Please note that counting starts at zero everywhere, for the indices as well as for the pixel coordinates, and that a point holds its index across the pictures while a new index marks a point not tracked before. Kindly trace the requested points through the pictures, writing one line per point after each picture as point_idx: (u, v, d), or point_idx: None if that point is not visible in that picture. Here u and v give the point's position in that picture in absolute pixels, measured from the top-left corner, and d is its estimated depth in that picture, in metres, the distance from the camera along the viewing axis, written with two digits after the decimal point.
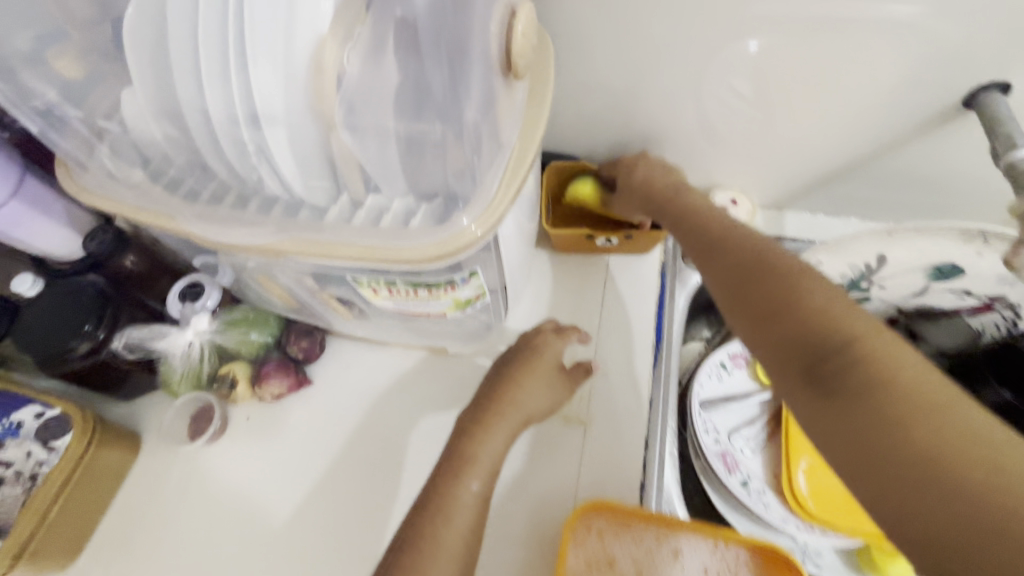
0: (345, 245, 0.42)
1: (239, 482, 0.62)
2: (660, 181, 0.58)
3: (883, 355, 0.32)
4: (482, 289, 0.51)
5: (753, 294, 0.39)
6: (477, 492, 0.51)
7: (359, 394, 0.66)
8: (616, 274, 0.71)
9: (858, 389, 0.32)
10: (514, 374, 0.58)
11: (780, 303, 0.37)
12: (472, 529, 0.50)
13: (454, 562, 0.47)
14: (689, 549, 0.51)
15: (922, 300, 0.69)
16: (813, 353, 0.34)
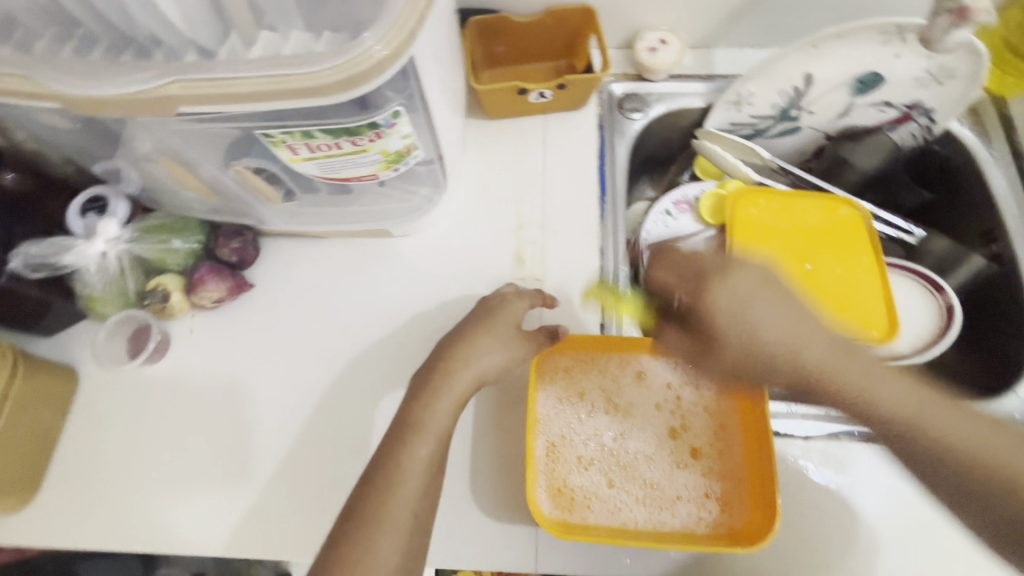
0: (236, 80, 0.38)
1: (195, 395, 0.60)
2: (826, 378, 0.46)
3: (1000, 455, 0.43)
4: (412, 141, 0.47)
5: (900, 437, 0.45)
6: (423, 458, 0.47)
7: (306, 289, 0.64)
8: (552, 133, 0.69)
9: (996, 481, 0.42)
10: (463, 337, 0.53)
11: (921, 438, 0.44)
12: (428, 480, 0.47)
13: (406, 518, 0.45)
14: (650, 366, 0.56)
15: (848, 121, 0.71)
16: (966, 478, 0.43)
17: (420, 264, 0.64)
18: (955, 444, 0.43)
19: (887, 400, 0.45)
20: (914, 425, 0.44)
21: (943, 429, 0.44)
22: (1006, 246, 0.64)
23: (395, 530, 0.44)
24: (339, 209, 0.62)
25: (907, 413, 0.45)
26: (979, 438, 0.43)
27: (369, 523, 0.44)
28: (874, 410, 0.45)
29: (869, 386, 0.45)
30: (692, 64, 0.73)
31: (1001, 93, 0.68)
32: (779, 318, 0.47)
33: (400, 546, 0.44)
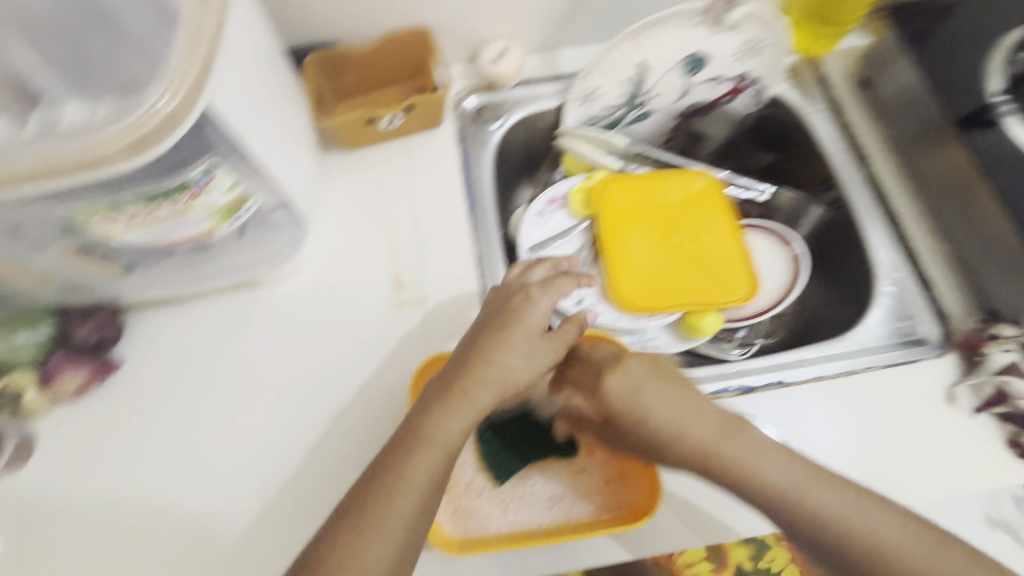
0: (11, 163, 0.37)
1: (72, 490, 0.56)
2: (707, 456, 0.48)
3: (857, 529, 0.43)
4: (240, 191, 0.46)
5: (761, 506, 0.46)
6: (433, 473, 0.46)
7: (183, 355, 0.61)
8: (414, 154, 0.70)
9: (855, 552, 0.42)
10: (488, 350, 0.51)
11: (783, 510, 0.44)
12: (431, 493, 0.45)
13: (399, 531, 0.44)
14: None
15: (689, 100, 0.76)
16: (826, 545, 0.43)
17: (297, 307, 0.63)
18: (815, 520, 0.43)
19: (751, 474, 0.46)
20: (772, 502, 0.45)
21: (804, 501, 0.44)
22: (840, 190, 0.70)
23: (386, 540, 0.43)
24: (202, 267, 0.60)
25: (770, 483, 0.45)
26: (838, 509, 0.43)
27: (360, 530, 0.43)
28: (737, 476, 0.47)
29: (728, 462, 0.47)
30: (537, 67, 0.76)
31: (815, 54, 0.75)
32: (670, 400, 0.51)
33: (387, 557, 0.43)
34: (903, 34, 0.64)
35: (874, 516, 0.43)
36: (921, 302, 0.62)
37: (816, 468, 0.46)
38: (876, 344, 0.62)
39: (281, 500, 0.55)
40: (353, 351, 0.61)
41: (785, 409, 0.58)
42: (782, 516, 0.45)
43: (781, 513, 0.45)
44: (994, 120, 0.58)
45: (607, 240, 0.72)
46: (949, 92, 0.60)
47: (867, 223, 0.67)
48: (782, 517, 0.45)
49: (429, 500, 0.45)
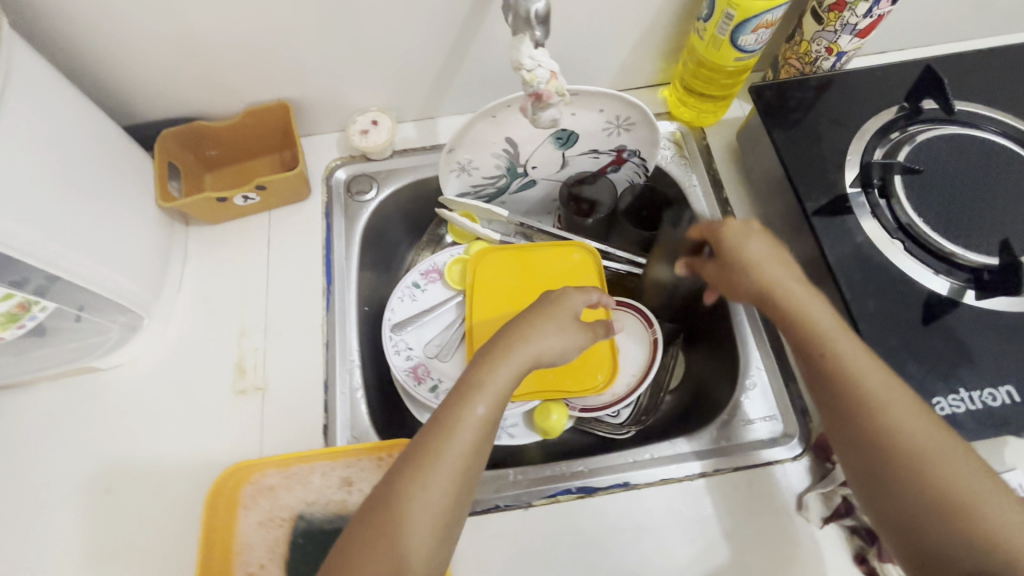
0: None
1: None
2: (782, 293, 0.48)
3: (945, 476, 0.40)
4: (19, 299, 0.50)
5: (855, 423, 0.43)
6: (482, 417, 0.43)
7: (8, 444, 0.59)
8: (277, 228, 0.68)
9: (876, 415, 0.42)
10: (535, 321, 0.51)
11: (878, 431, 0.42)
12: (480, 444, 0.43)
13: (456, 470, 0.42)
14: (357, 473, 0.54)
15: (570, 170, 0.74)
16: (906, 481, 0.41)
17: (134, 392, 0.61)
18: (913, 458, 0.41)
19: (865, 381, 0.43)
20: (870, 419, 0.42)
21: (906, 432, 0.41)
22: None
23: (444, 475, 0.41)
24: (36, 352, 0.59)
25: (880, 403, 0.42)
26: (934, 455, 0.41)
27: (419, 465, 0.41)
28: (844, 387, 0.43)
29: (839, 356, 0.44)
30: (416, 136, 0.75)
31: (698, 125, 0.74)
32: (768, 251, 0.50)
33: (449, 492, 0.41)
34: (766, 115, 0.62)
35: (963, 471, 0.40)
36: (783, 400, 0.60)
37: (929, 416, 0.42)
38: (731, 443, 0.59)
39: None
40: (187, 442, 0.58)
41: (626, 515, 0.55)
42: (868, 432, 0.42)
43: (870, 436, 0.42)
44: (847, 209, 0.56)
45: (476, 317, 0.69)
46: (807, 183, 0.58)
47: (735, 308, 0.65)
48: (871, 436, 0.42)
49: (486, 438, 0.44)
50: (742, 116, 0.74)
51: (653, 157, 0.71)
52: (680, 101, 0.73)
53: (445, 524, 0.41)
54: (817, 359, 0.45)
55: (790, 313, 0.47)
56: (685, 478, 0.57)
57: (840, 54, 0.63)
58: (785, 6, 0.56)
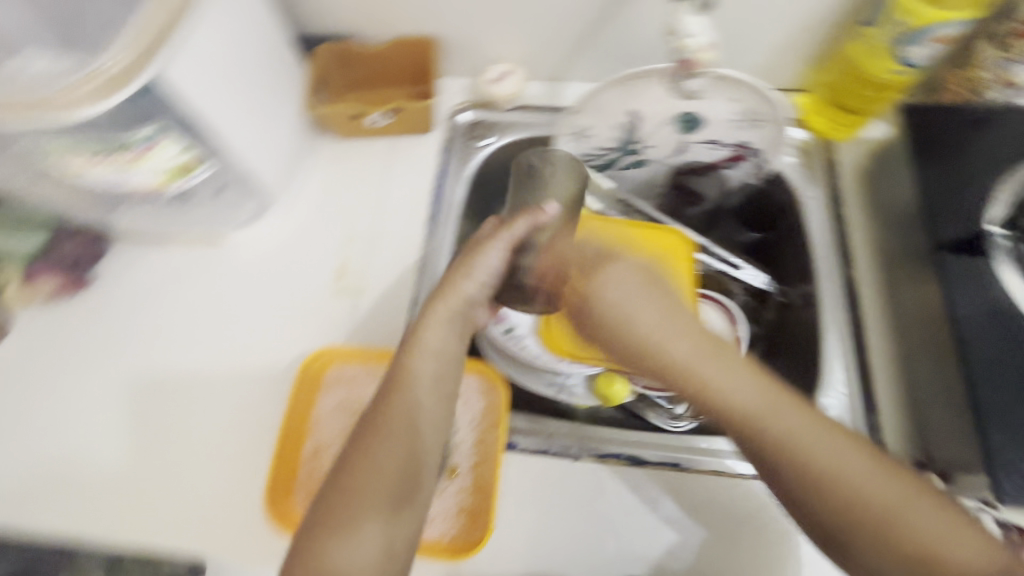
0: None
1: (21, 384, 0.64)
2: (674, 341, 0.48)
3: (913, 519, 0.40)
4: (190, 156, 0.53)
5: (808, 489, 0.42)
6: (419, 396, 0.48)
7: (139, 287, 0.68)
8: (397, 154, 0.73)
9: (824, 477, 0.41)
10: (447, 312, 0.53)
11: (835, 493, 0.41)
12: (420, 419, 0.47)
13: (406, 442, 0.46)
14: None
15: (684, 156, 0.73)
16: (883, 547, 0.40)
17: (248, 270, 0.68)
18: (881, 518, 0.40)
19: (802, 445, 0.42)
20: (829, 494, 0.41)
21: (863, 489, 0.41)
22: (813, 286, 0.66)
23: (392, 451, 0.45)
24: (179, 217, 0.66)
25: (829, 467, 0.41)
26: (887, 498, 0.41)
27: (366, 444, 0.45)
28: (793, 463, 0.42)
29: (758, 427, 0.44)
30: (540, 95, 0.76)
31: (830, 137, 0.71)
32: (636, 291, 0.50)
33: (394, 469, 0.44)
34: (913, 141, 0.59)
35: (920, 509, 0.40)
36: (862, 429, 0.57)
37: (867, 458, 0.42)
38: None
39: (185, 435, 0.61)
40: (287, 325, 0.65)
41: (669, 495, 0.56)
42: (832, 504, 0.41)
43: (835, 506, 0.41)
44: (986, 251, 0.53)
45: None
46: (948, 216, 0.55)
47: (829, 327, 0.63)
48: (827, 500, 0.41)
49: (446, 390, 0.50)
50: (881, 137, 0.70)
51: (773, 159, 0.69)
52: (818, 110, 0.71)
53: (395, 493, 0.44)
54: (758, 442, 0.44)
55: (711, 392, 0.45)
56: (737, 475, 0.56)
57: (1014, 87, 0.59)
58: (965, 24, 0.53)
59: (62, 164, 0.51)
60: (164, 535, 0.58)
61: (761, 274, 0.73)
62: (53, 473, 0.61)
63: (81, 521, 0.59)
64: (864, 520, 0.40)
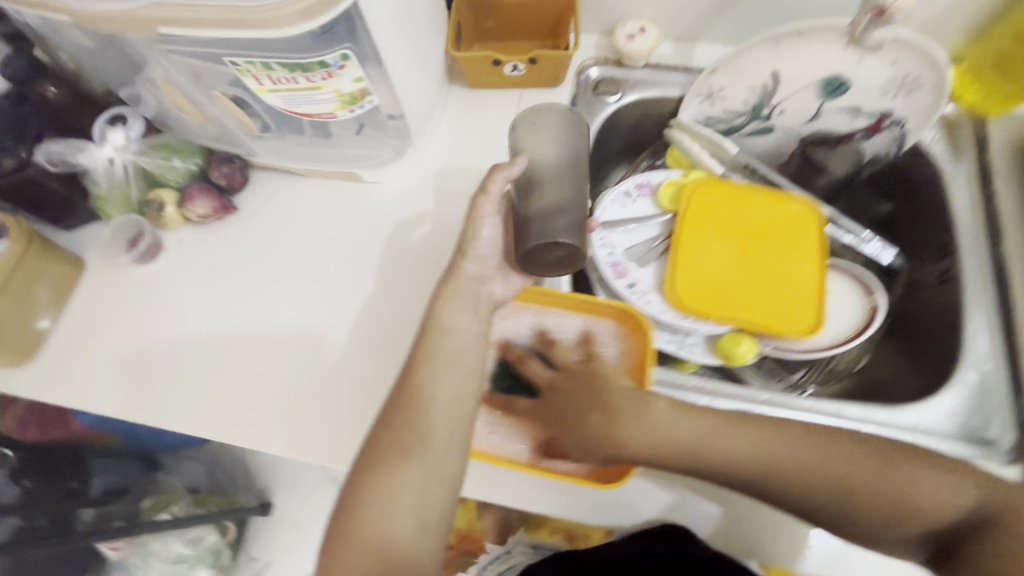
0: (207, 7, 0.46)
1: (170, 298, 0.69)
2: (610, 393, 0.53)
3: (866, 483, 0.49)
4: (365, 85, 0.54)
5: (786, 492, 0.49)
6: (436, 396, 0.52)
7: (279, 217, 0.72)
8: (526, 105, 0.74)
9: (786, 481, 0.49)
10: (458, 290, 0.56)
11: (803, 488, 0.49)
12: (436, 417, 0.52)
13: (427, 445, 0.51)
14: (573, 323, 0.61)
15: (818, 125, 0.71)
16: (846, 510, 0.49)
17: (383, 208, 0.71)
18: (844, 487, 0.49)
19: (760, 462, 0.50)
20: (791, 483, 0.49)
21: (821, 468, 0.49)
22: (955, 263, 0.64)
23: (420, 462, 0.50)
24: (319, 151, 0.69)
25: (779, 458, 0.50)
26: (844, 474, 0.49)
27: (388, 461, 0.50)
28: (751, 471, 0.50)
29: (720, 462, 0.50)
30: (671, 55, 0.76)
31: (982, 111, 0.68)
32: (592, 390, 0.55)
33: (420, 477, 0.50)
34: None
35: (870, 467, 0.49)
36: (1003, 408, 0.56)
37: (809, 443, 0.50)
38: (927, 427, 0.56)
39: (322, 356, 0.65)
40: (417, 264, 0.68)
41: None
42: (803, 494, 0.49)
43: (810, 495, 0.49)
44: None
45: (685, 237, 0.69)
46: None
47: (971, 304, 0.61)
48: (801, 494, 0.49)
49: (467, 367, 0.54)
50: None
51: (919, 130, 0.66)
52: (970, 82, 0.67)
53: (440, 488, 0.50)
54: (728, 476, 0.51)
55: (663, 445, 0.51)
56: None
57: None
58: None
59: (251, 80, 0.53)
60: (303, 448, 0.62)
61: (889, 247, 0.70)
62: (199, 384, 0.65)
63: (227, 431, 0.63)
64: (834, 499, 0.49)
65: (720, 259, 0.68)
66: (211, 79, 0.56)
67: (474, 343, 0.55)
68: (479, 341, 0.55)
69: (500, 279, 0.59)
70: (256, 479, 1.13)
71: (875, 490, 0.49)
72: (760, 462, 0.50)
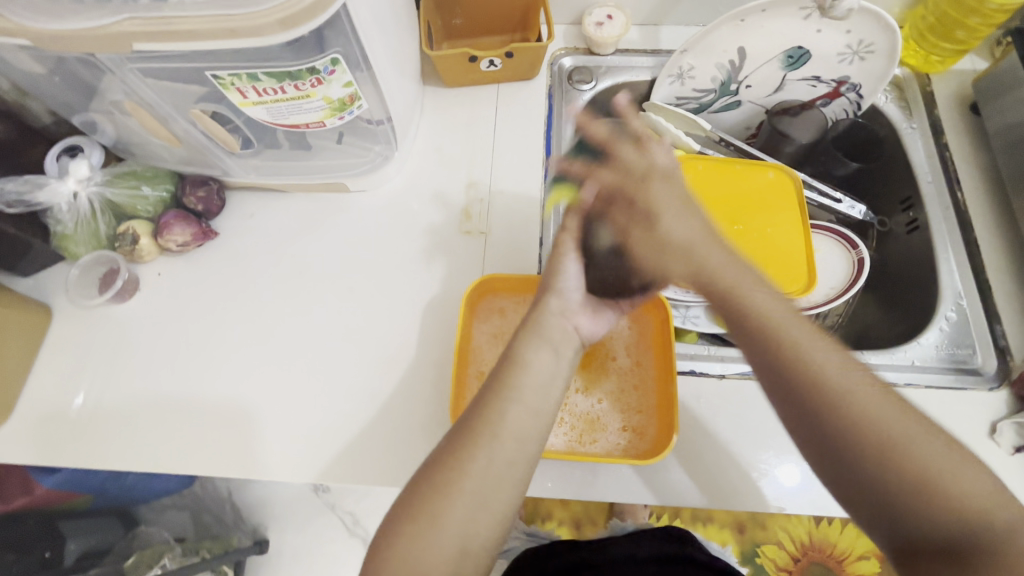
0: (184, 18, 0.43)
1: (155, 335, 0.64)
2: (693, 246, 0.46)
3: (908, 448, 0.38)
4: (353, 90, 0.53)
5: (809, 405, 0.40)
6: (502, 432, 0.43)
7: (265, 236, 0.68)
8: (504, 99, 0.74)
9: (815, 389, 0.40)
10: (540, 326, 0.49)
11: (829, 407, 0.40)
12: (504, 462, 0.43)
13: (483, 491, 0.42)
14: None
15: (783, 96, 0.75)
16: (863, 455, 0.39)
17: (375, 217, 0.69)
18: (889, 439, 0.38)
19: (802, 353, 0.41)
20: (824, 399, 0.40)
21: (866, 408, 0.39)
22: (921, 211, 0.69)
23: (466, 506, 0.41)
24: (300, 163, 0.66)
25: (833, 372, 0.40)
26: (891, 430, 0.38)
27: (433, 500, 0.41)
28: (790, 356, 0.41)
29: (768, 330, 0.42)
30: (638, 40, 0.78)
31: (924, 71, 0.73)
32: (681, 217, 0.47)
33: (467, 523, 0.41)
34: None
35: (931, 445, 0.38)
36: (983, 336, 0.61)
37: (877, 390, 0.40)
38: (923, 363, 0.61)
39: (332, 376, 0.62)
40: (418, 268, 0.66)
41: None
42: (828, 416, 0.40)
43: (833, 421, 0.39)
44: None
45: None
46: None
47: (940, 248, 0.66)
48: (820, 415, 0.40)
49: (537, 407, 0.45)
50: (973, 70, 0.73)
51: (873, 93, 0.71)
52: (913, 44, 0.73)
53: (477, 540, 0.41)
54: (760, 345, 0.43)
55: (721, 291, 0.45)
56: None
57: None
58: None
59: (233, 94, 0.51)
60: (329, 469, 0.58)
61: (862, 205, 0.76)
62: (202, 419, 0.61)
63: (240, 462, 0.59)
64: (852, 436, 0.39)
65: None
66: (184, 96, 0.53)
67: (554, 384, 0.47)
68: (555, 382, 0.47)
69: (586, 314, 0.52)
70: (248, 515, 1.05)
71: (902, 451, 0.38)
72: (800, 358, 0.41)
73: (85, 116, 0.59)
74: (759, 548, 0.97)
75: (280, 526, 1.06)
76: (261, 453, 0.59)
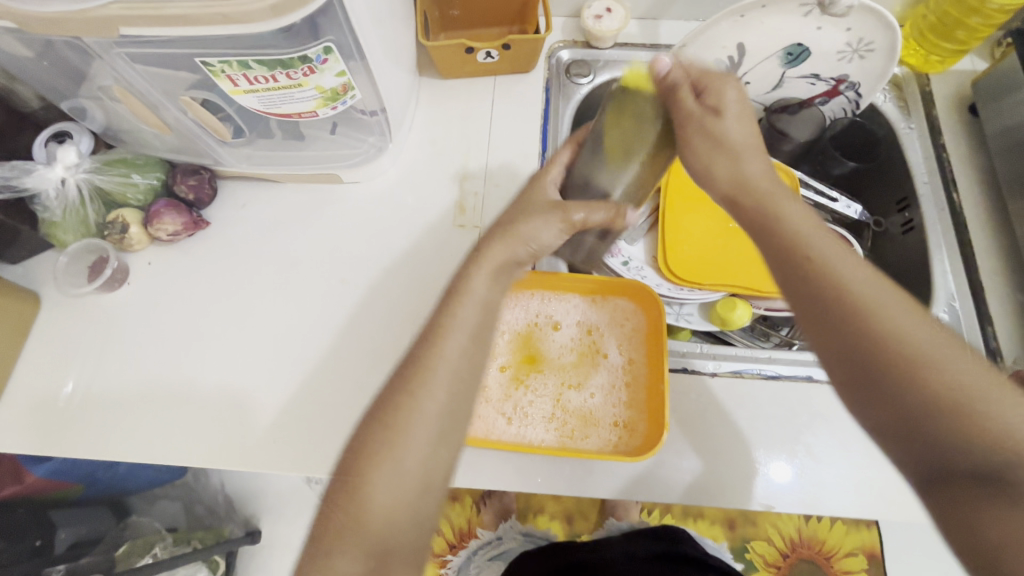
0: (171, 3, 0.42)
1: (144, 323, 0.64)
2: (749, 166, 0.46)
3: (941, 366, 0.36)
4: (346, 79, 0.53)
5: (841, 325, 0.39)
6: (451, 363, 0.44)
7: (257, 226, 0.68)
8: (501, 92, 0.73)
9: (843, 309, 0.39)
10: (490, 259, 0.50)
11: (860, 325, 0.38)
12: (452, 394, 0.43)
13: (436, 425, 0.42)
14: (569, 307, 0.63)
15: (782, 93, 0.74)
16: (892, 371, 0.37)
17: (368, 208, 0.68)
18: (922, 356, 0.36)
19: (836, 274, 0.40)
20: (856, 317, 0.39)
21: (896, 325, 0.38)
22: (916, 212, 0.69)
23: (424, 444, 0.41)
24: (293, 153, 0.65)
25: (868, 293, 0.39)
26: (927, 347, 0.37)
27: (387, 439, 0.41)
28: (823, 274, 0.40)
29: (804, 250, 0.42)
30: (637, 34, 0.77)
31: (923, 71, 0.73)
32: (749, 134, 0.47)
33: (423, 458, 0.41)
34: None
35: (964, 365, 0.36)
36: (974, 337, 0.61)
37: (906, 304, 0.39)
38: None
39: (323, 367, 0.62)
40: (411, 260, 0.66)
41: (806, 402, 0.58)
42: (860, 332, 0.38)
43: (863, 339, 0.38)
44: None
45: (673, 211, 0.70)
46: None
47: (934, 248, 0.66)
48: (852, 333, 0.38)
49: (481, 336, 0.46)
50: (973, 70, 0.73)
51: (871, 92, 0.71)
52: (913, 43, 0.72)
53: (433, 475, 0.41)
54: (797, 263, 0.42)
55: (767, 212, 0.44)
56: None
57: None
58: None
59: (223, 82, 0.50)
60: (319, 461, 0.58)
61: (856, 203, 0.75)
62: (191, 409, 0.60)
63: (230, 453, 0.59)
64: (882, 352, 0.37)
65: (706, 227, 0.69)
66: (174, 83, 0.52)
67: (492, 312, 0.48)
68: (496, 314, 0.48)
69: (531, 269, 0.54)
70: (241, 506, 1.05)
71: (934, 367, 0.36)
72: (835, 279, 0.40)
73: (73, 101, 0.58)
74: (749, 544, 0.97)
75: (272, 517, 1.05)
76: (250, 443, 0.59)
